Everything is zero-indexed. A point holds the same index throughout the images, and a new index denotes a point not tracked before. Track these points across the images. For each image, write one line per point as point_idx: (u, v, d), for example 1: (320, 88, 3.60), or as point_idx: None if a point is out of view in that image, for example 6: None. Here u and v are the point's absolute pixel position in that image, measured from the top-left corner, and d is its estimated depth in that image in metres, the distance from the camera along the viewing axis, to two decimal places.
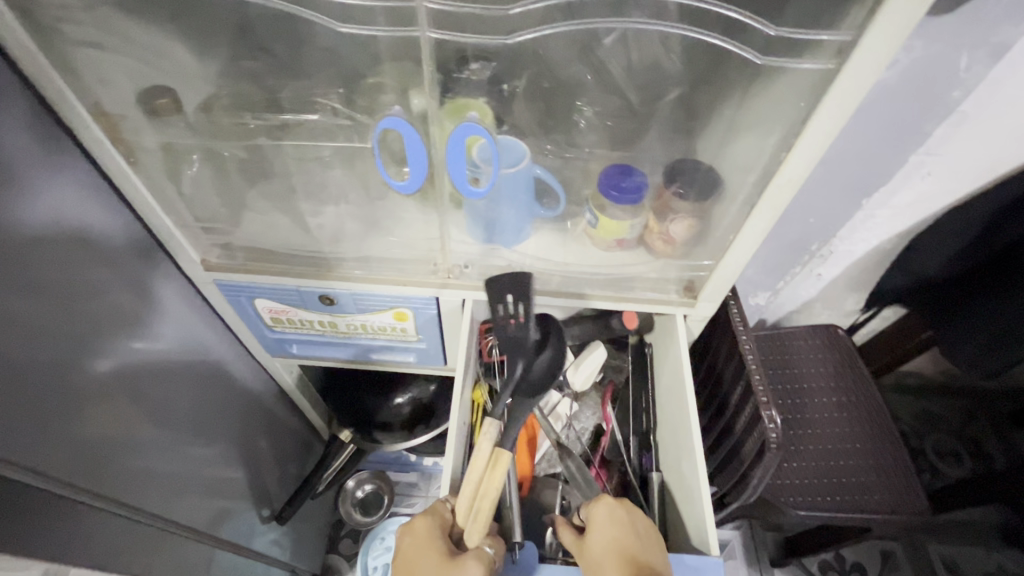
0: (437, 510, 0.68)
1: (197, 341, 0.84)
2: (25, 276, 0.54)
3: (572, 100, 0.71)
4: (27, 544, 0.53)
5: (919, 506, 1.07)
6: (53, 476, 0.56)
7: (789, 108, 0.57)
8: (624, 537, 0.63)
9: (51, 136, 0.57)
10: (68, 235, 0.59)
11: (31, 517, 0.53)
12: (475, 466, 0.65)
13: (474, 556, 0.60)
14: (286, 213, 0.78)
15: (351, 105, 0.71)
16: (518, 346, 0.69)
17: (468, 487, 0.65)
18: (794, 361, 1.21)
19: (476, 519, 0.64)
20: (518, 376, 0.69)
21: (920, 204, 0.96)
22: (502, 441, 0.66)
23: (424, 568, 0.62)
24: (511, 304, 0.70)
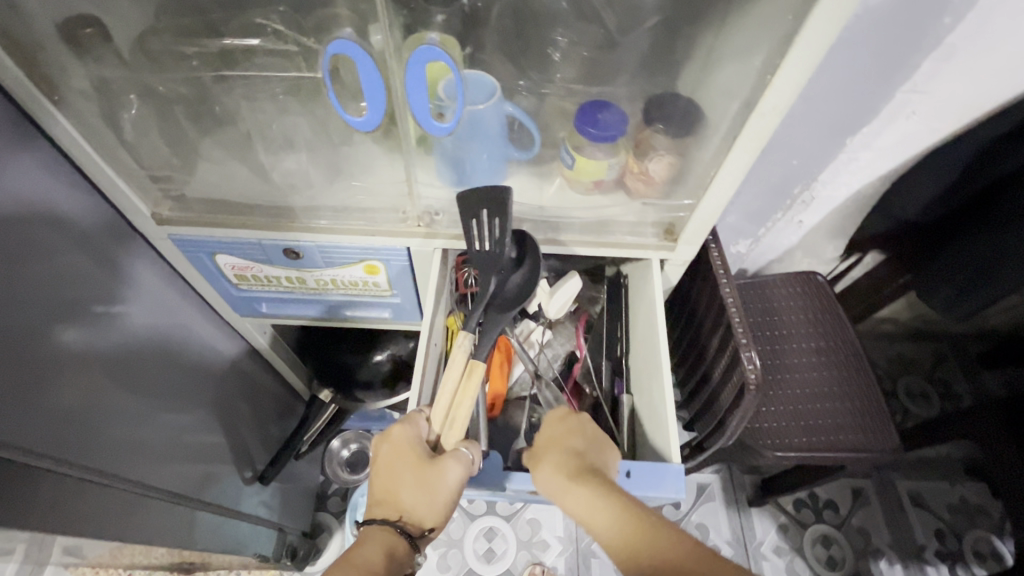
0: (412, 416, 0.66)
1: (160, 302, 0.80)
2: None
3: (548, 31, 0.66)
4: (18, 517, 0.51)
5: (891, 444, 1.10)
6: (23, 446, 0.54)
7: (775, 24, 0.53)
8: (570, 435, 0.64)
9: None
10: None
11: (16, 487, 0.51)
12: (450, 377, 0.64)
13: (453, 458, 0.61)
14: (243, 162, 0.73)
15: (297, 27, 0.63)
16: (495, 262, 0.65)
17: (446, 394, 0.64)
18: (774, 308, 1.22)
19: (453, 426, 0.64)
20: (491, 293, 0.66)
21: (903, 145, 0.94)
22: (478, 352, 0.65)
23: (405, 472, 0.62)
24: (486, 222, 0.65)
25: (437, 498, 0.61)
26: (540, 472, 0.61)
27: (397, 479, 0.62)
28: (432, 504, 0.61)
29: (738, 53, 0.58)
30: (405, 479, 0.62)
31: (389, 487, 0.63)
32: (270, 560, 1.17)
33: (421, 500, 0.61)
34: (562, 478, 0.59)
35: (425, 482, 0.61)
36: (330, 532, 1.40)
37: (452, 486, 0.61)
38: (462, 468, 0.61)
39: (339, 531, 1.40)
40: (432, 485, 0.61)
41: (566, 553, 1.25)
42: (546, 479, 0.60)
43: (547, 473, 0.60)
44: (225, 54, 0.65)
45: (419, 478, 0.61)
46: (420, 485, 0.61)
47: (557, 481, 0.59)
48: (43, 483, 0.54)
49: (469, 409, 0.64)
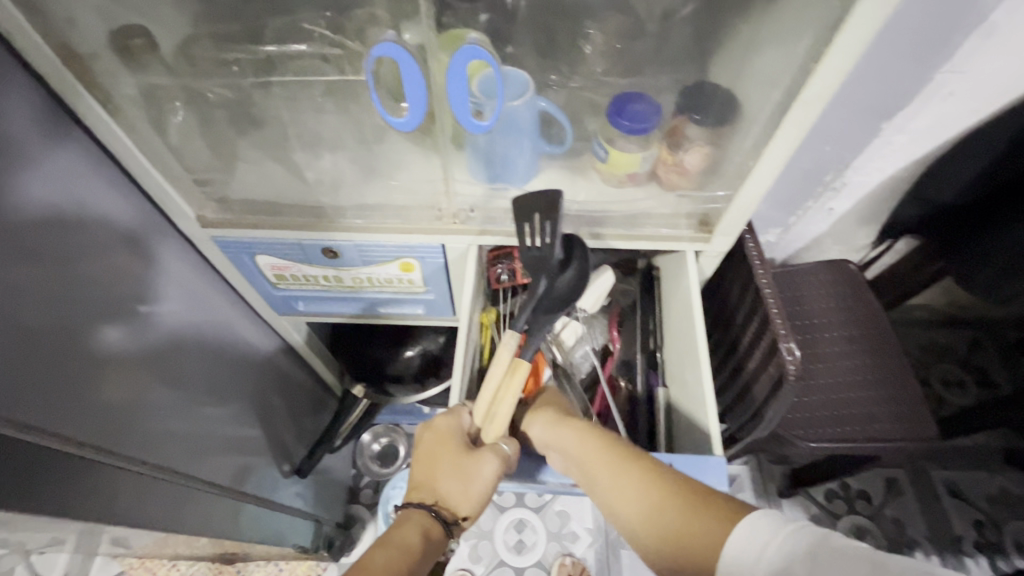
0: (456, 410, 0.68)
1: (202, 301, 0.83)
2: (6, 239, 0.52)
3: (578, 26, 0.66)
4: (72, 506, 0.53)
5: (928, 434, 1.08)
6: (80, 440, 0.57)
7: (819, 10, 0.52)
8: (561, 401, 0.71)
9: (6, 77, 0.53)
10: (51, 194, 0.57)
11: (75, 479, 0.54)
12: (496, 374, 0.64)
13: (491, 451, 0.63)
14: (282, 163, 0.74)
15: (340, 31, 0.65)
16: (541, 264, 0.67)
17: (490, 390, 0.65)
18: (805, 297, 1.20)
19: (493, 422, 0.65)
20: (541, 293, 0.67)
21: (944, 126, 0.91)
22: (524, 351, 0.66)
23: (445, 459, 0.64)
24: (537, 225, 0.67)
25: (474, 487, 0.62)
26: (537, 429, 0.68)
27: (437, 465, 0.64)
28: (469, 492, 0.62)
29: (779, 40, 0.58)
30: (445, 465, 0.63)
31: (427, 472, 0.64)
32: (309, 550, 1.22)
33: (458, 488, 0.62)
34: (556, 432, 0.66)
35: (465, 469, 0.63)
36: (363, 523, 1.43)
37: (489, 478, 0.63)
38: (499, 462, 0.63)
39: (372, 523, 1.43)
40: (471, 474, 0.62)
41: (596, 545, 1.26)
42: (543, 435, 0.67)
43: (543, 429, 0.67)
44: (270, 60, 0.67)
45: (458, 466, 0.63)
46: (460, 472, 0.63)
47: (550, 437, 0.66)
48: (100, 474, 0.57)
49: (511, 407, 0.65)
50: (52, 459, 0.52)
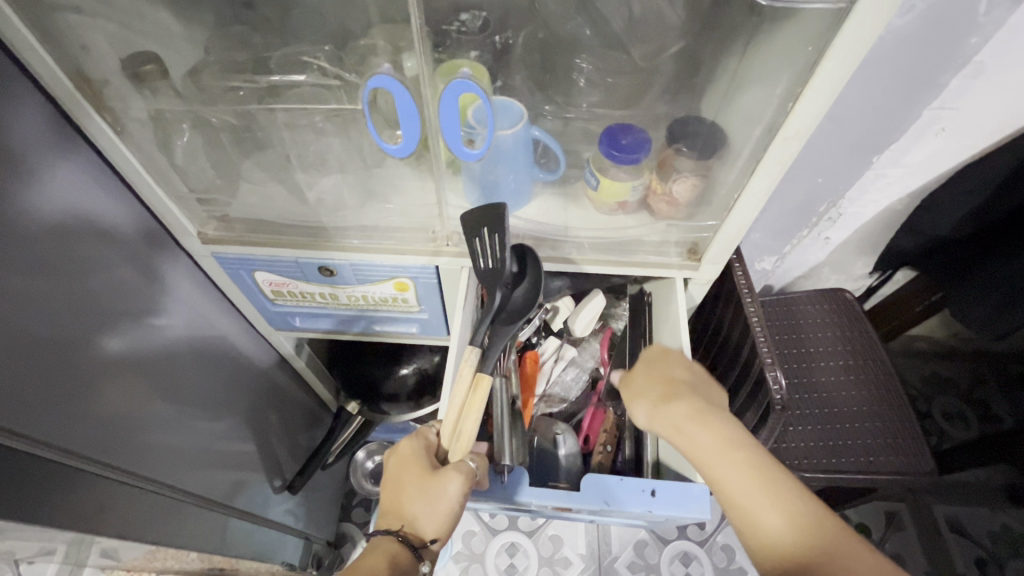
0: (422, 432, 0.69)
1: (201, 315, 0.84)
2: (24, 255, 0.54)
3: (572, 57, 0.69)
4: (54, 517, 0.54)
5: (926, 467, 1.07)
6: (76, 452, 0.58)
7: (796, 54, 0.54)
8: (662, 372, 0.69)
9: (25, 102, 0.56)
10: (66, 212, 0.59)
11: (66, 489, 0.56)
12: (459, 394, 0.66)
13: (456, 469, 0.62)
14: (283, 183, 0.77)
15: (339, 63, 0.68)
16: (496, 277, 0.67)
17: (455, 410, 0.66)
18: (800, 326, 1.20)
19: (460, 439, 0.66)
20: (496, 306, 0.67)
21: (933, 162, 0.93)
22: (484, 366, 0.67)
23: (408, 483, 0.64)
24: (487, 240, 0.67)
25: (440, 508, 0.62)
26: (637, 411, 0.67)
27: (401, 491, 0.64)
28: (434, 515, 0.62)
29: (759, 78, 0.59)
30: (407, 491, 0.64)
31: (393, 499, 0.65)
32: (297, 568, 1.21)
33: (424, 510, 0.62)
34: (661, 418, 0.64)
35: (427, 492, 0.63)
36: (354, 542, 1.42)
37: (453, 497, 0.62)
38: (462, 480, 0.62)
39: (362, 541, 1.42)
40: (434, 497, 0.62)
41: (588, 571, 1.24)
42: (646, 420, 0.66)
43: (645, 411, 0.66)
44: (272, 88, 0.69)
45: (422, 489, 0.63)
46: (422, 497, 0.63)
47: (654, 421, 0.65)
48: (90, 485, 0.59)
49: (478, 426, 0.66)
50: (37, 467, 0.53)
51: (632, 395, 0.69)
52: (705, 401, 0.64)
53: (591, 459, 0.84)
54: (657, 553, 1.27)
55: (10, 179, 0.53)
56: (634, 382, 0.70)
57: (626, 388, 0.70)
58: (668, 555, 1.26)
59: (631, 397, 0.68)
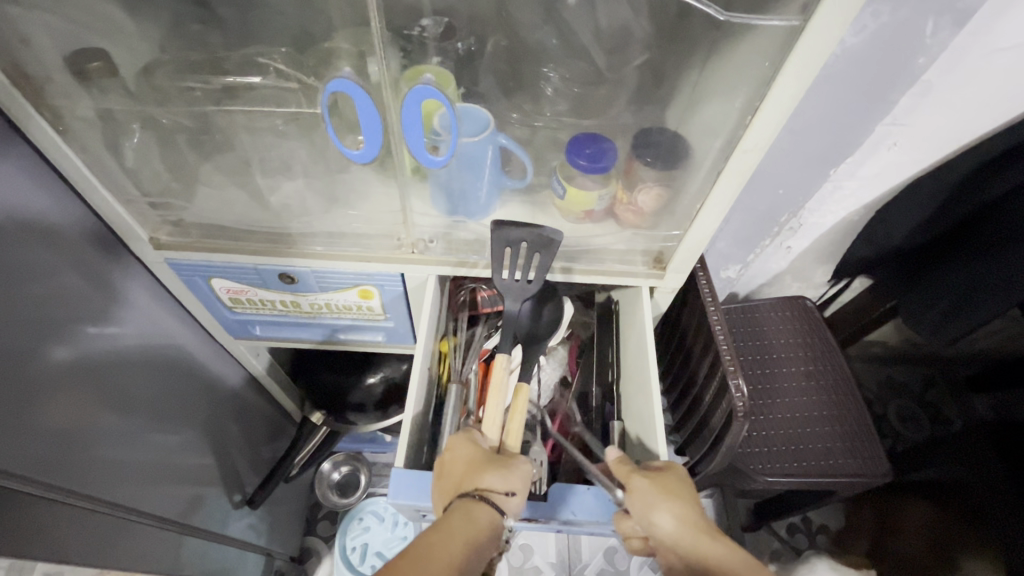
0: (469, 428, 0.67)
1: (154, 324, 0.81)
2: None
3: (538, 67, 0.70)
4: None
5: (883, 470, 1.10)
6: (15, 472, 0.54)
7: (753, 68, 0.55)
8: (682, 479, 0.65)
9: None
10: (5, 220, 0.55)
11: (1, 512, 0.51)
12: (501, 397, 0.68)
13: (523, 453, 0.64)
14: (242, 187, 0.74)
15: (299, 67, 0.68)
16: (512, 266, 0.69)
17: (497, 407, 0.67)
18: (765, 333, 1.23)
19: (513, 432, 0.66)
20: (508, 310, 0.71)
21: (888, 175, 0.97)
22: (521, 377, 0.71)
23: (480, 454, 0.62)
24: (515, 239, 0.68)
25: (515, 474, 0.61)
26: (661, 515, 0.61)
27: (474, 462, 0.61)
28: (509, 476, 0.60)
29: (718, 91, 0.61)
30: (478, 463, 0.61)
31: (462, 475, 0.60)
32: None
33: (498, 475, 0.59)
34: (692, 528, 0.61)
35: (505, 462, 0.61)
36: (318, 556, 1.38)
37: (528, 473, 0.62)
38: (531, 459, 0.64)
39: (328, 556, 1.38)
40: (506, 464, 0.61)
41: None
42: (670, 525, 0.61)
43: (673, 516, 0.61)
44: (227, 89, 0.69)
45: (497, 461, 0.61)
46: (500, 465, 0.61)
47: (683, 528, 0.61)
48: (25, 510, 0.54)
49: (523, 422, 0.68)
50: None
51: (657, 499, 0.62)
52: (690, 507, 0.62)
53: (560, 467, 0.85)
54: (626, 559, 1.26)
55: None
56: (658, 481, 0.64)
57: (652, 486, 0.63)
58: (638, 561, 1.25)
59: (659, 497, 0.63)
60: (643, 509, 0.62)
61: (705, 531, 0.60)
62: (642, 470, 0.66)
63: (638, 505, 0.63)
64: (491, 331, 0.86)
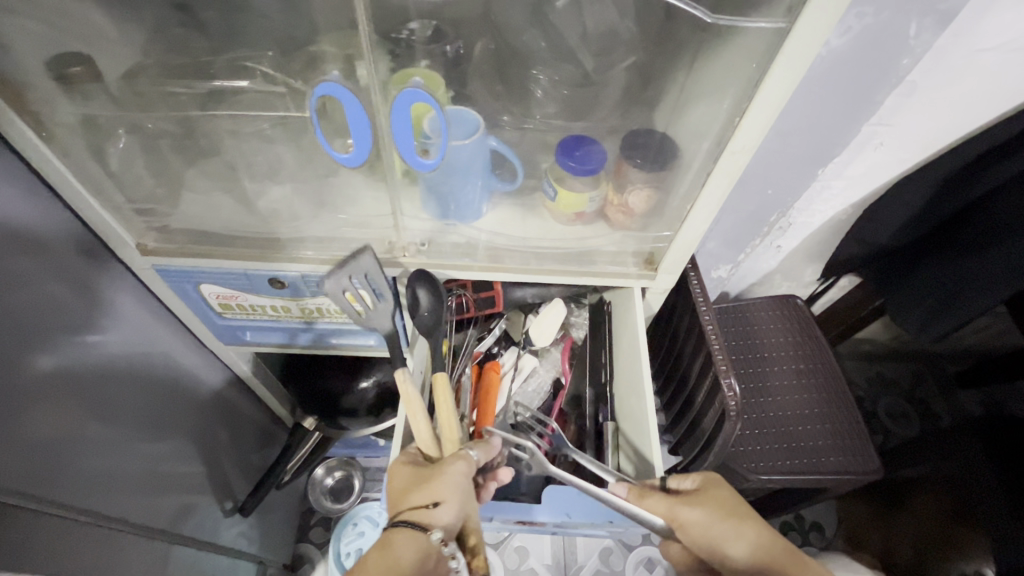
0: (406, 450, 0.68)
1: (140, 331, 0.79)
2: None
3: (526, 69, 0.70)
4: None
5: (873, 466, 1.11)
6: None
7: (742, 70, 0.56)
8: (731, 494, 0.66)
9: None
10: None
11: None
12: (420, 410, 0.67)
13: (457, 457, 0.62)
14: (228, 192, 0.73)
15: (282, 70, 0.67)
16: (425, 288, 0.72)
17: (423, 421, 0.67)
18: (755, 332, 1.24)
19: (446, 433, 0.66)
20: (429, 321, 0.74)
21: (874, 174, 0.98)
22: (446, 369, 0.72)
23: (404, 478, 0.62)
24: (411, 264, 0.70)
25: (440, 483, 0.59)
26: (729, 544, 0.63)
27: (397, 487, 0.61)
28: (430, 488, 0.58)
29: (707, 94, 0.61)
30: (400, 488, 0.61)
31: (390, 504, 0.61)
32: None
33: (419, 491, 0.59)
34: (760, 546, 0.63)
35: (429, 473, 0.61)
36: (312, 562, 1.37)
37: (456, 471, 0.60)
38: (463, 459, 0.61)
39: (322, 563, 1.37)
40: (431, 476, 0.60)
41: None
42: (743, 551, 0.63)
43: (741, 541, 0.63)
44: (213, 93, 0.68)
45: (421, 476, 0.61)
46: (423, 478, 0.60)
47: (752, 548, 0.63)
48: (3, 521, 0.53)
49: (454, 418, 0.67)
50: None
51: (721, 527, 0.64)
52: (753, 525, 0.64)
53: (555, 470, 0.84)
54: (622, 560, 1.26)
55: None
56: (714, 508, 0.65)
57: (710, 516, 0.64)
58: (632, 561, 1.26)
59: (721, 524, 0.64)
60: (707, 539, 0.64)
61: (775, 544, 0.63)
62: (693, 501, 0.65)
63: (698, 535, 0.64)
64: (485, 333, 0.88)
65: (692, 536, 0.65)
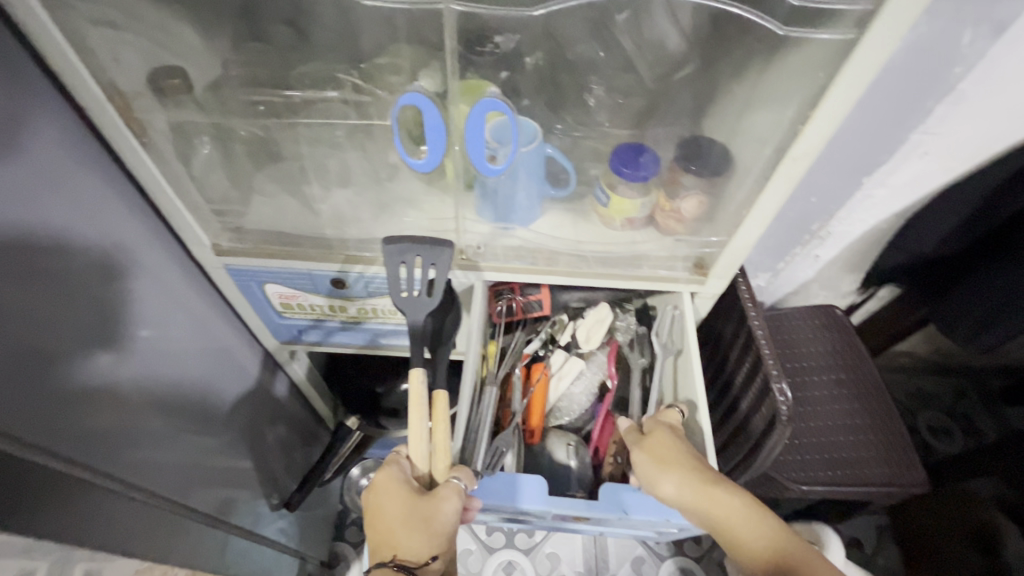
0: (392, 458, 0.68)
1: (205, 326, 0.84)
2: (25, 263, 0.52)
3: (584, 80, 0.72)
4: (55, 528, 0.51)
5: (918, 479, 1.10)
6: (77, 460, 0.56)
7: (808, 78, 0.57)
8: (677, 442, 0.70)
9: (37, 96, 0.53)
10: (73, 222, 0.57)
11: (67, 501, 0.53)
12: (421, 414, 0.66)
13: (452, 492, 0.64)
14: (295, 196, 0.78)
15: (370, 80, 0.72)
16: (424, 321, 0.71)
17: (419, 437, 0.65)
18: (794, 341, 1.22)
19: (440, 458, 0.66)
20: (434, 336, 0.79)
21: (919, 182, 0.97)
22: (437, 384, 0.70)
23: (397, 512, 0.63)
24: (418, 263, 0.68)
25: (437, 532, 0.62)
26: (667, 488, 0.67)
27: (390, 521, 0.62)
28: (432, 540, 0.62)
29: (768, 101, 0.63)
30: (396, 526, 0.62)
31: (381, 535, 0.63)
32: None
33: (418, 539, 0.62)
34: (699, 492, 0.66)
35: (424, 513, 0.62)
36: (347, 561, 1.39)
37: (450, 515, 0.63)
38: (456, 494, 0.64)
39: (357, 562, 1.40)
40: (430, 519, 0.62)
41: None
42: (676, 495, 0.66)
43: (676, 485, 0.67)
44: (292, 106, 0.73)
45: (415, 514, 0.62)
46: (418, 521, 0.62)
47: (688, 496, 0.66)
48: (87, 500, 0.55)
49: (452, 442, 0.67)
50: (15, 468, 0.47)
51: (666, 464, 0.68)
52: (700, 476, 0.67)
53: (602, 470, 0.86)
54: (654, 570, 1.22)
55: (19, 179, 0.51)
56: (654, 450, 0.69)
57: (649, 457, 0.69)
58: (665, 572, 1.22)
59: (658, 470, 0.68)
60: (651, 481, 0.68)
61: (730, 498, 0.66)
62: (639, 445, 0.70)
63: (643, 474, 0.68)
64: (531, 335, 0.90)
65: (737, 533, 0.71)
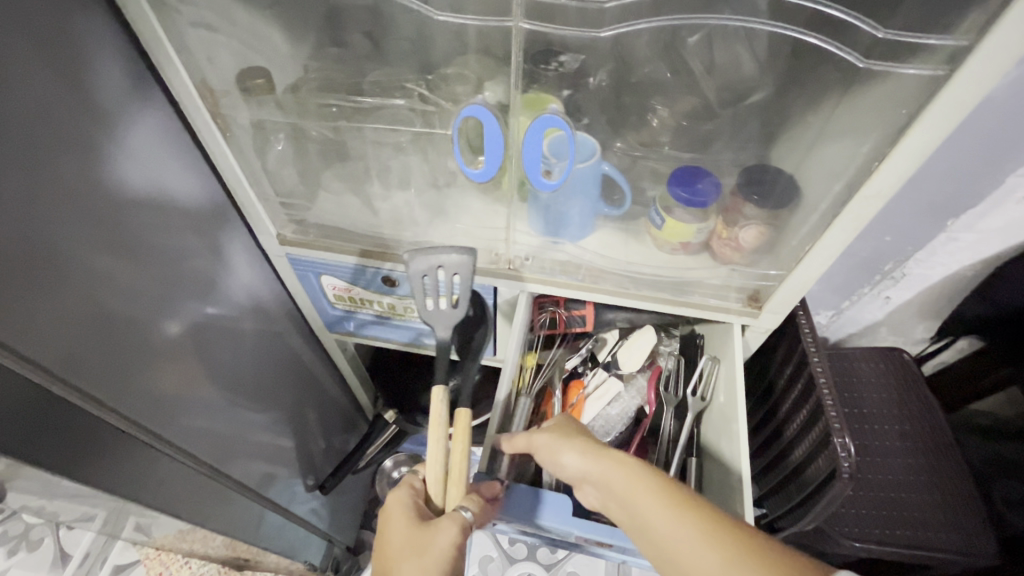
0: (406, 480, 0.70)
1: (264, 309, 0.89)
2: (116, 233, 0.56)
3: (648, 100, 0.71)
4: (108, 481, 0.55)
5: (989, 550, 1.00)
6: (138, 420, 0.60)
7: (888, 114, 0.54)
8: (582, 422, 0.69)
9: (144, 89, 0.59)
10: (158, 201, 0.62)
11: (122, 456, 0.57)
12: (437, 435, 0.67)
13: (451, 519, 0.62)
14: (357, 195, 0.81)
15: (434, 92, 0.74)
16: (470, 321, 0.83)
17: (432, 454, 0.67)
18: (859, 386, 1.14)
19: (453, 482, 0.67)
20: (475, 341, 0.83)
21: (1014, 230, 0.88)
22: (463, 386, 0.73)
23: (397, 535, 0.63)
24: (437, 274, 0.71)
25: (430, 561, 0.60)
26: (566, 456, 0.65)
27: (389, 543, 0.62)
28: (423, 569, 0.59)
29: (843, 134, 0.60)
30: (394, 551, 0.61)
31: (380, 558, 0.63)
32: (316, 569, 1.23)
33: (409, 566, 0.60)
34: (591, 457, 0.63)
35: (421, 541, 0.61)
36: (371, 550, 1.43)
37: (447, 546, 0.61)
38: (455, 525, 0.62)
39: None
40: (425, 549, 0.61)
41: None
42: (575, 462, 0.64)
43: (575, 452, 0.64)
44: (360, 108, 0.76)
45: (413, 540, 0.62)
46: (413, 548, 0.61)
47: (585, 461, 0.63)
48: (139, 458, 0.59)
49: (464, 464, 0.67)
50: (82, 421, 0.52)
51: (564, 436, 0.67)
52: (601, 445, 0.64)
53: None
54: None
55: (118, 158, 0.56)
56: (558, 428, 0.69)
57: (550, 432, 0.68)
58: None
59: (559, 440, 0.66)
60: (551, 455, 0.67)
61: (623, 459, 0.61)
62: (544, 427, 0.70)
63: (545, 450, 0.67)
64: (572, 352, 0.90)
65: (635, 515, 0.57)
